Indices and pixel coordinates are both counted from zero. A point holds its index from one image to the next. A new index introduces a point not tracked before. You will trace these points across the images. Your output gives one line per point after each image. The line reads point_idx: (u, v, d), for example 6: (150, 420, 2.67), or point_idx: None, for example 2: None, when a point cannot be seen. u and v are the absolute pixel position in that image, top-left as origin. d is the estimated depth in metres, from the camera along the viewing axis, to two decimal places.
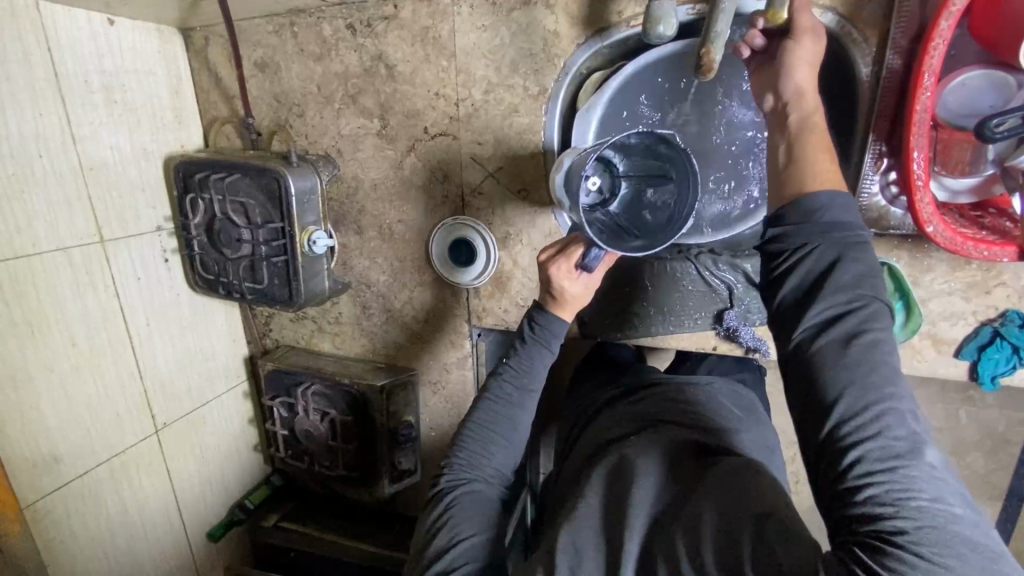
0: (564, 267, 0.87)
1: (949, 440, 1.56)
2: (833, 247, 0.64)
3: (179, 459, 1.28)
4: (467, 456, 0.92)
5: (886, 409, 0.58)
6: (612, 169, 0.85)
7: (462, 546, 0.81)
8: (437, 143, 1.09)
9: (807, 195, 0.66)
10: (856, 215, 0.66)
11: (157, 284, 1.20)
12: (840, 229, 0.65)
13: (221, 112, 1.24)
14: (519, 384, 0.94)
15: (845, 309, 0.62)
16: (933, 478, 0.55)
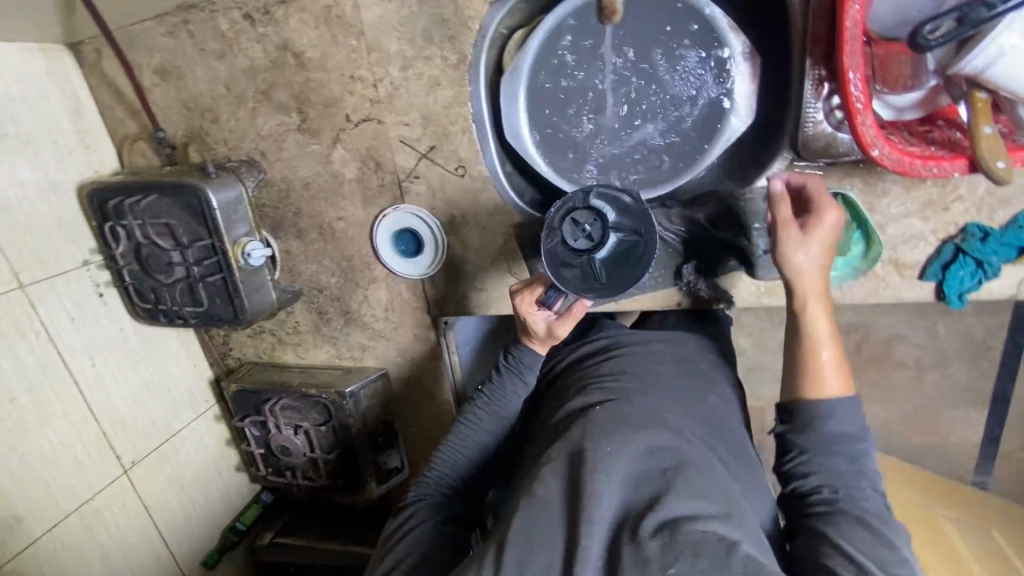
0: (526, 301, 0.88)
1: (931, 355, 1.57)
2: (835, 458, 0.76)
3: (157, 494, 1.24)
4: (435, 475, 0.91)
5: (867, 538, 0.71)
6: (605, 221, 0.84)
7: (413, 545, 0.81)
8: (363, 130, 1.02)
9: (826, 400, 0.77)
10: (858, 436, 0.76)
11: (96, 322, 1.12)
12: (851, 459, 0.76)
13: (130, 128, 1.14)
14: (492, 412, 0.92)
15: (829, 431, 0.77)
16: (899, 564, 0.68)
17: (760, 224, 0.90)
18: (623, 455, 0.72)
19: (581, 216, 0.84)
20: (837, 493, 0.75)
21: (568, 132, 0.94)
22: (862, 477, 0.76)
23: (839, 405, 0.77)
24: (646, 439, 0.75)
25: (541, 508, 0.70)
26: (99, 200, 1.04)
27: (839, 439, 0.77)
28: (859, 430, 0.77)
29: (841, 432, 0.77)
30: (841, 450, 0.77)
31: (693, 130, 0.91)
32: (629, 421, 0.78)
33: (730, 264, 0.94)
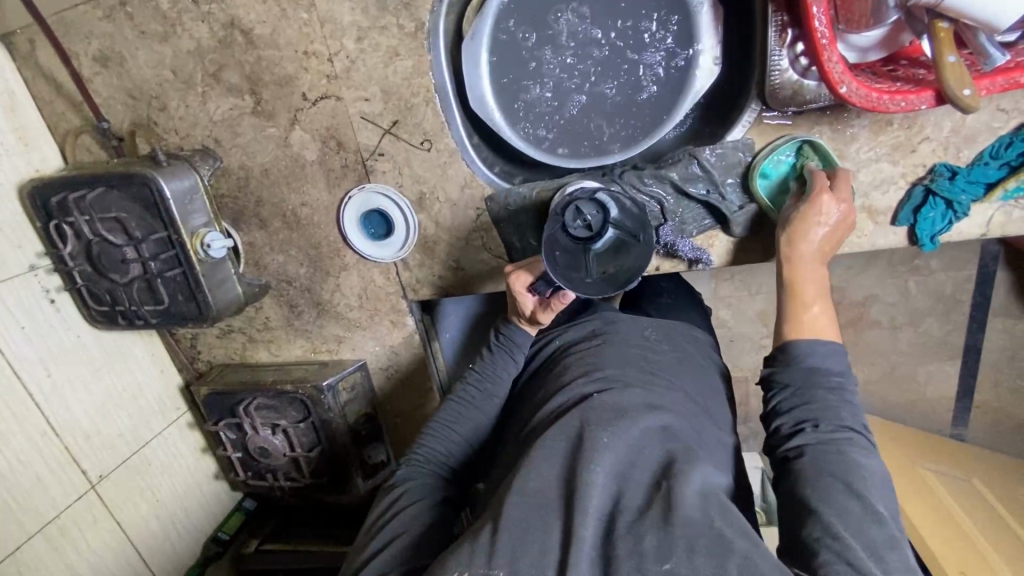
0: (519, 280, 0.89)
1: (904, 313, 1.59)
2: (806, 390, 0.72)
3: (130, 509, 1.17)
4: (424, 455, 0.88)
5: (841, 480, 0.65)
6: (609, 217, 0.83)
7: (403, 522, 0.77)
8: (321, 109, 0.98)
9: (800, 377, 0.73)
10: (835, 373, 0.72)
11: (48, 330, 1.05)
12: (822, 387, 0.72)
13: (73, 123, 1.07)
14: (483, 389, 0.93)
15: (810, 368, 0.73)
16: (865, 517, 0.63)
17: (733, 179, 0.89)
18: (615, 447, 0.72)
19: (586, 207, 0.83)
20: (824, 428, 0.70)
21: (533, 99, 0.92)
22: (856, 418, 0.70)
23: (821, 345, 0.74)
24: (638, 430, 0.74)
25: (535, 498, 0.69)
26: (42, 196, 0.97)
27: (820, 376, 0.72)
28: (846, 372, 0.73)
29: (825, 375, 0.72)
30: (824, 385, 0.72)
31: (659, 88, 0.89)
32: (622, 408, 0.77)
33: (706, 223, 0.92)
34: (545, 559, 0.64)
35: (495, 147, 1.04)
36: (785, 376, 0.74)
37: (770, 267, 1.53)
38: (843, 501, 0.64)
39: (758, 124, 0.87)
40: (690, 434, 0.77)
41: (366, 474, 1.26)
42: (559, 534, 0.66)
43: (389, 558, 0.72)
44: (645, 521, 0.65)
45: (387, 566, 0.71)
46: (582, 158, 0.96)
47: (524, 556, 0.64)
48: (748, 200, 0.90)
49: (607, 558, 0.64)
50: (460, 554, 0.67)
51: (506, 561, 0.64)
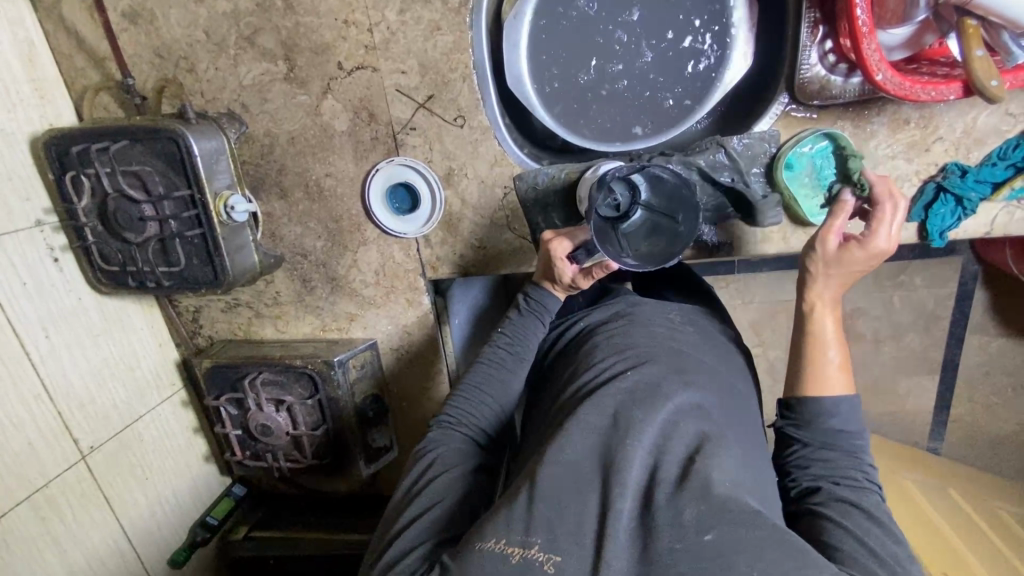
0: (563, 248, 0.87)
1: (886, 327, 1.60)
2: (823, 447, 0.76)
3: (120, 485, 1.11)
4: (454, 419, 0.87)
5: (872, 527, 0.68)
6: (638, 199, 0.86)
7: (439, 486, 0.76)
8: (356, 79, 0.98)
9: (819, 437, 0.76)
10: (850, 428, 0.76)
11: (51, 289, 1.00)
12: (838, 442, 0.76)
13: (92, 79, 1.03)
14: (513, 351, 0.93)
15: (830, 428, 0.76)
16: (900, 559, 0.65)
17: (758, 169, 0.92)
18: (653, 424, 0.71)
19: (617, 186, 0.87)
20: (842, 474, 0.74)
21: (570, 81, 0.95)
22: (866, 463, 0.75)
23: (842, 405, 0.76)
24: (674, 404, 0.73)
25: (569, 468, 0.67)
26: (61, 148, 0.95)
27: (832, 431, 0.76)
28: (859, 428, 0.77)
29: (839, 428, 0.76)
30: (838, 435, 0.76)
31: (693, 78, 0.93)
32: (659, 387, 0.76)
33: (729, 211, 0.95)
34: (582, 528, 0.63)
35: (525, 130, 1.06)
36: (803, 430, 0.78)
37: (766, 274, 1.57)
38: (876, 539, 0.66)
39: (784, 117, 0.91)
40: (724, 409, 0.77)
41: (369, 458, 1.23)
42: (596, 504, 0.64)
43: (424, 527, 0.71)
44: (684, 493, 0.63)
45: (423, 537, 0.71)
46: (612, 140, 0.98)
47: (563, 523, 0.63)
48: (771, 189, 0.93)
49: (643, 523, 0.62)
50: (497, 521, 0.65)
51: (543, 530, 0.63)
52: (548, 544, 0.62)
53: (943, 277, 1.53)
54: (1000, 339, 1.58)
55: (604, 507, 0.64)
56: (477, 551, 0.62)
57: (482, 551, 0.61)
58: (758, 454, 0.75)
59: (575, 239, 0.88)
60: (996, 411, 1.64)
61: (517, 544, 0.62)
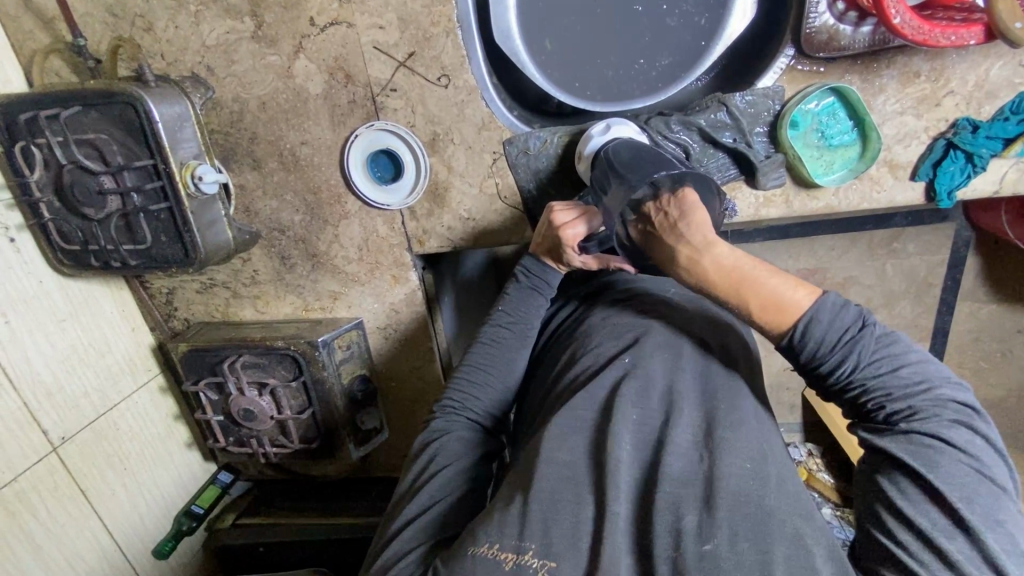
0: (573, 239, 0.81)
1: (881, 295, 1.58)
2: (827, 370, 0.63)
3: (96, 477, 1.06)
4: (455, 407, 0.79)
5: (911, 450, 0.57)
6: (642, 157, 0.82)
7: (437, 480, 0.68)
8: (330, 37, 0.91)
9: (812, 357, 0.63)
10: (843, 332, 0.62)
11: (8, 271, 0.92)
12: (837, 355, 0.62)
13: (40, 40, 0.93)
14: (515, 329, 0.85)
15: (821, 346, 0.63)
16: (956, 476, 0.55)
17: (762, 129, 0.89)
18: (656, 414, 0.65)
19: (616, 150, 0.82)
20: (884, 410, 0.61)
21: (562, 35, 0.88)
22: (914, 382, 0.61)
23: (816, 319, 0.63)
24: (679, 385, 0.67)
25: (566, 464, 0.60)
26: (8, 115, 0.86)
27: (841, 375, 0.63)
28: (847, 332, 0.62)
29: (842, 369, 0.62)
30: (851, 375, 0.62)
31: (696, 26, 0.86)
32: (660, 370, 0.69)
33: (729, 173, 0.91)
34: (578, 528, 0.56)
35: (514, 92, 1.00)
36: (815, 378, 0.65)
37: (759, 244, 1.53)
38: (934, 465, 0.56)
39: (789, 72, 0.86)
40: (740, 380, 0.69)
41: (358, 441, 1.19)
42: (593, 498, 0.58)
43: (419, 529, 0.64)
44: (684, 490, 0.57)
45: (417, 539, 0.63)
46: (607, 101, 0.93)
47: (557, 525, 0.56)
48: (775, 150, 0.89)
49: (641, 519, 0.57)
50: (489, 526, 0.58)
51: (537, 534, 0.56)
52: (543, 548, 0.55)
53: (937, 243, 1.49)
54: (991, 305, 1.56)
55: (601, 505, 0.57)
56: (470, 557, 0.55)
57: (474, 560, 0.55)
58: (776, 434, 0.65)
59: (587, 224, 0.81)
60: (984, 377, 1.64)
61: (511, 549, 0.55)
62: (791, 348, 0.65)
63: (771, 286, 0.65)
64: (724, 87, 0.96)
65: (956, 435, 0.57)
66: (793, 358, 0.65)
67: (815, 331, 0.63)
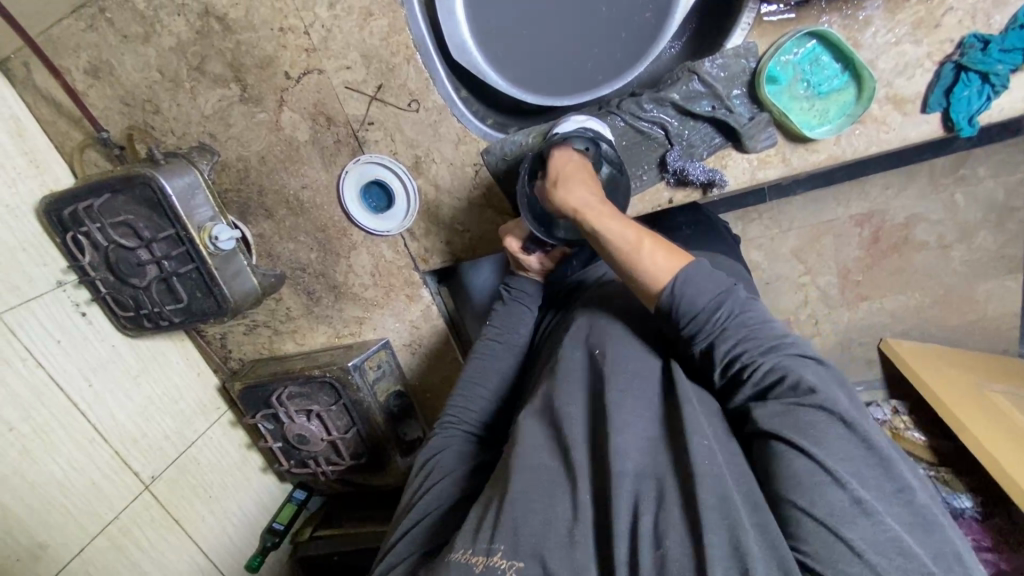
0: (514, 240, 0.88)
1: (953, 229, 1.39)
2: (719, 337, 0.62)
3: (186, 508, 1.20)
4: (452, 421, 0.83)
5: (801, 413, 0.55)
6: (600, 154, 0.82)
7: (432, 492, 0.72)
8: (306, 85, 0.98)
9: (680, 308, 0.64)
10: (718, 290, 0.64)
11: (85, 341, 1.07)
12: (721, 317, 0.62)
13: (75, 138, 1.05)
14: (503, 341, 0.89)
15: (690, 302, 0.64)
16: (839, 437, 0.52)
17: (740, 90, 0.84)
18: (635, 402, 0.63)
19: (577, 143, 0.81)
20: (728, 363, 0.62)
21: (499, 48, 0.89)
22: (751, 320, 0.62)
23: (689, 273, 0.65)
24: (661, 379, 0.67)
25: (542, 468, 0.61)
26: (59, 211, 0.99)
27: (689, 322, 0.64)
28: (718, 289, 0.64)
29: (722, 338, 0.62)
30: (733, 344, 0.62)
31: (611, 10, 0.85)
32: (629, 360, 0.68)
33: (716, 142, 0.87)
34: (549, 528, 0.56)
35: (488, 102, 1.05)
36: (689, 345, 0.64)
37: (801, 197, 1.42)
38: (837, 451, 0.52)
39: (758, 26, 0.82)
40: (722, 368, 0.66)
41: (403, 452, 1.25)
42: (569, 498, 0.58)
43: (412, 538, 0.68)
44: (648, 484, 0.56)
45: (411, 548, 0.67)
46: (575, 92, 0.92)
47: (527, 522, 0.56)
48: (758, 109, 0.84)
49: (605, 519, 0.56)
50: (463, 533, 0.59)
51: (506, 533, 0.56)
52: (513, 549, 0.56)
53: (1011, 161, 1.32)
54: None
55: (577, 507, 0.58)
56: (444, 562, 0.56)
57: (448, 564, 0.56)
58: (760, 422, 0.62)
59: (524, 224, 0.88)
60: None
61: (482, 552, 0.56)
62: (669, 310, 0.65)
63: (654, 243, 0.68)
64: (697, 52, 0.93)
65: (854, 412, 0.54)
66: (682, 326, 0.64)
67: (680, 293, 0.64)
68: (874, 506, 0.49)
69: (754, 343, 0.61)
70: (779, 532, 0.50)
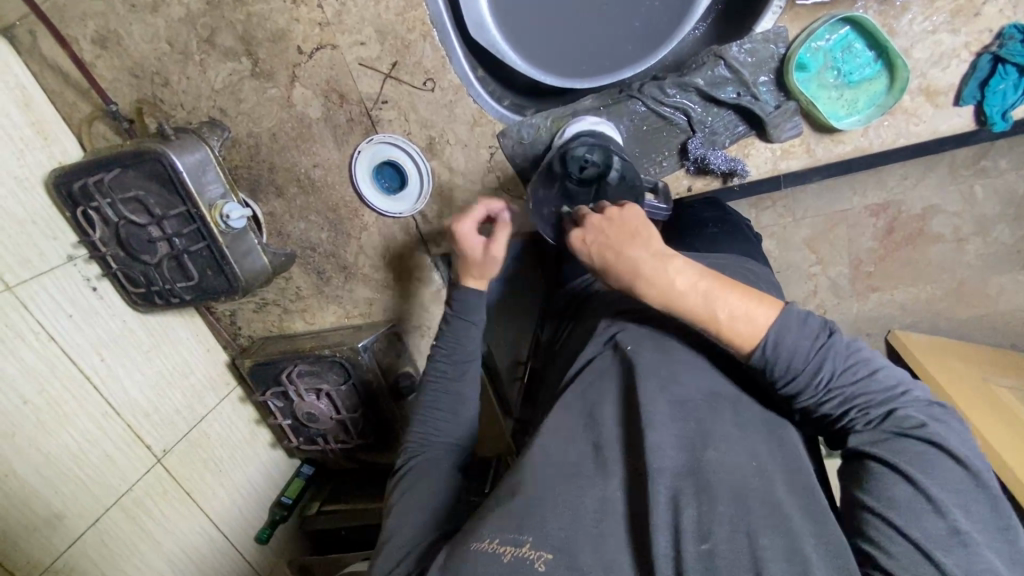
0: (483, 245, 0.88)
1: (970, 222, 1.37)
2: (823, 385, 0.59)
3: (196, 480, 1.22)
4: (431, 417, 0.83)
5: (915, 457, 0.53)
6: (605, 174, 0.81)
7: (415, 488, 0.74)
8: (319, 61, 0.95)
9: (775, 361, 0.59)
10: (814, 328, 0.60)
11: (95, 316, 1.07)
12: (823, 361, 0.59)
13: (84, 110, 1.03)
14: (479, 337, 0.86)
15: (790, 355, 0.58)
16: (953, 476, 0.52)
17: (766, 77, 0.82)
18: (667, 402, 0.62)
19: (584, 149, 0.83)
20: (835, 412, 0.59)
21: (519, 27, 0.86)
22: (851, 367, 0.59)
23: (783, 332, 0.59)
24: (689, 374, 0.66)
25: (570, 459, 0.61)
26: (69, 185, 0.98)
27: (786, 380, 0.59)
28: (815, 330, 0.60)
29: (821, 382, 0.59)
30: (833, 387, 0.59)
31: None
32: (659, 361, 0.67)
33: (738, 130, 0.85)
34: (575, 520, 0.56)
35: (505, 82, 1.03)
36: (783, 394, 0.61)
37: (816, 185, 1.39)
38: (946, 483, 0.52)
39: (790, 10, 0.79)
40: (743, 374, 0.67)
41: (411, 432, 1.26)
42: (595, 492, 0.58)
43: (419, 528, 0.68)
44: (683, 483, 0.56)
45: (416, 538, 0.67)
46: (597, 73, 0.90)
47: (555, 513, 0.56)
48: (786, 98, 0.82)
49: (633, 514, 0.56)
50: (491, 520, 0.58)
51: (535, 525, 0.55)
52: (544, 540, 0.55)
53: None
54: None
55: (602, 501, 0.58)
56: (470, 552, 0.55)
57: (473, 553, 0.55)
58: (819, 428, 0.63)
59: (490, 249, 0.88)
60: None
61: (510, 542, 0.55)
62: (758, 365, 0.60)
63: (733, 296, 0.61)
64: (724, 34, 0.90)
65: (964, 445, 0.54)
66: (778, 376, 0.59)
67: (777, 342, 0.59)
68: (973, 536, 0.49)
69: (857, 388, 0.58)
70: (845, 548, 0.52)
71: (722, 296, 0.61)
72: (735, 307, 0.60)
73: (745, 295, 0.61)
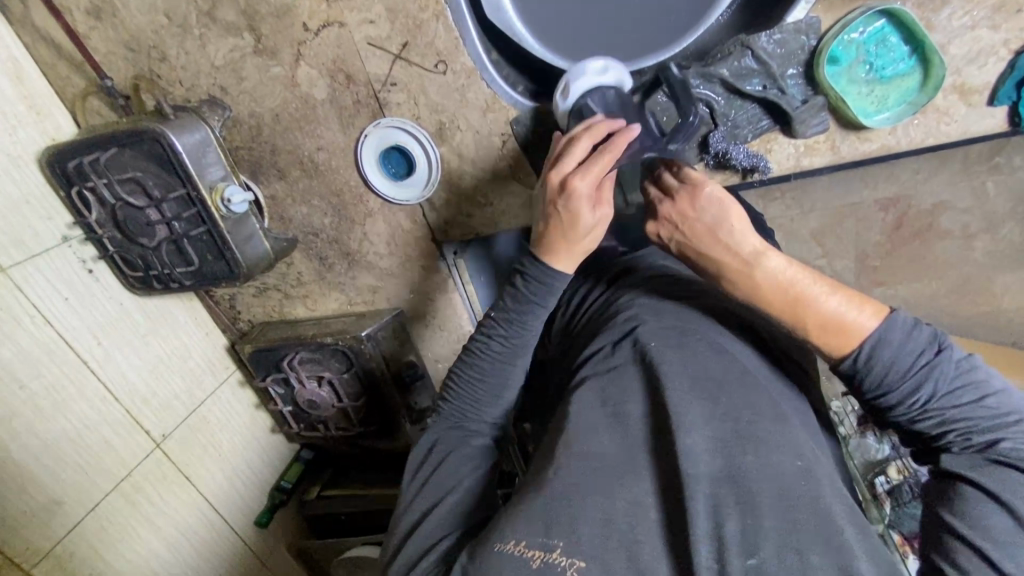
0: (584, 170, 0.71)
1: (980, 220, 1.34)
2: (919, 402, 0.60)
3: (195, 463, 1.21)
4: (462, 404, 0.79)
5: (1012, 482, 0.56)
6: None
7: (445, 476, 0.72)
8: (325, 39, 0.91)
9: (873, 374, 0.61)
10: (923, 347, 0.60)
11: (91, 299, 1.04)
12: (925, 380, 0.60)
13: (77, 84, 0.99)
14: (515, 330, 0.77)
15: (887, 369, 0.60)
16: None
17: (795, 70, 0.79)
18: (701, 401, 0.61)
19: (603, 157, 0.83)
20: (927, 428, 0.61)
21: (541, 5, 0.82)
22: (954, 390, 0.60)
23: (882, 346, 0.61)
24: (720, 367, 0.65)
25: (598, 460, 0.60)
26: (63, 163, 0.94)
27: (880, 393, 0.62)
28: (923, 350, 0.60)
29: (919, 399, 0.60)
30: (930, 405, 0.60)
31: None
32: (692, 356, 0.65)
33: (762, 125, 0.82)
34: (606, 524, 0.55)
35: (519, 67, 0.99)
36: (875, 404, 0.63)
37: (827, 178, 1.36)
38: None
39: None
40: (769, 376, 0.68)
41: (413, 420, 1.24)
42: (624, 495, 0.58)
43: (439, 522, 0.67)
44: (721, 491, 0.55)
45: (445, 528, 0.66)
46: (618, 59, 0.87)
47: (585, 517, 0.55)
48: (813, 92, 0.79)
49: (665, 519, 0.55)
50: (518, 519, 0.58)
51: (564, 530, 0.56)
52: (574, 547, 0.55)
53: None
54: None
55: (632, 505, 0.57)
56: (495, 553, 0.56)
57: (503, 555, 0.55)
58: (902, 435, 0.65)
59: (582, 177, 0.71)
60: None
61: (538, 546, 0.56)
62: (853, 375, 0.63)
63: (832, 296, 0.63)
64: (753, 23, 0.86)
65: None
66: (875, 388, 0.62)
67: (877, 358, 0.60)
68: None
69: (956, 409, 0.59)
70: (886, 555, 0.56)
71: (818, 300, 0.63)
72: (832, 310, 0.63)
73: (847, 299, 0.63)
